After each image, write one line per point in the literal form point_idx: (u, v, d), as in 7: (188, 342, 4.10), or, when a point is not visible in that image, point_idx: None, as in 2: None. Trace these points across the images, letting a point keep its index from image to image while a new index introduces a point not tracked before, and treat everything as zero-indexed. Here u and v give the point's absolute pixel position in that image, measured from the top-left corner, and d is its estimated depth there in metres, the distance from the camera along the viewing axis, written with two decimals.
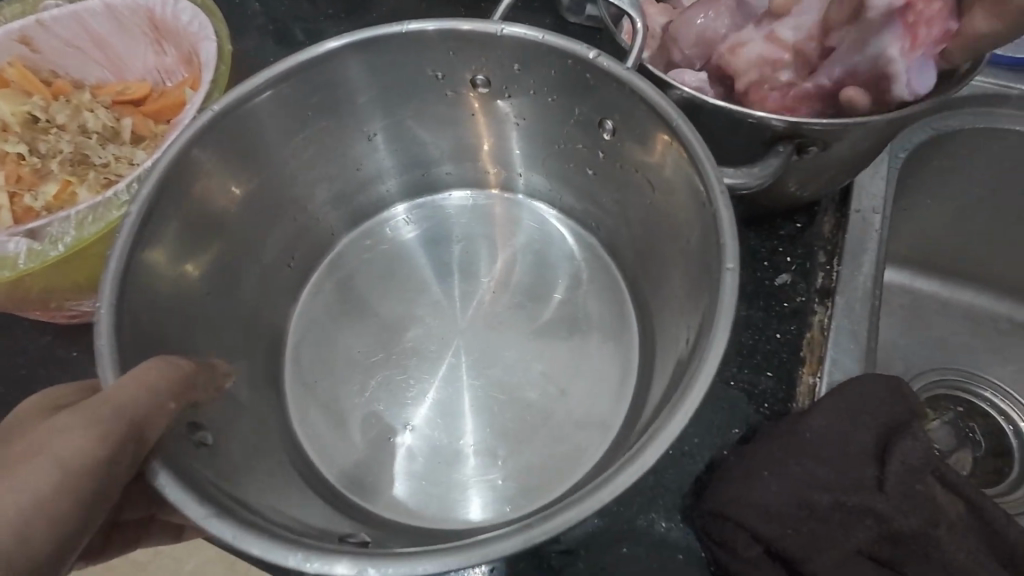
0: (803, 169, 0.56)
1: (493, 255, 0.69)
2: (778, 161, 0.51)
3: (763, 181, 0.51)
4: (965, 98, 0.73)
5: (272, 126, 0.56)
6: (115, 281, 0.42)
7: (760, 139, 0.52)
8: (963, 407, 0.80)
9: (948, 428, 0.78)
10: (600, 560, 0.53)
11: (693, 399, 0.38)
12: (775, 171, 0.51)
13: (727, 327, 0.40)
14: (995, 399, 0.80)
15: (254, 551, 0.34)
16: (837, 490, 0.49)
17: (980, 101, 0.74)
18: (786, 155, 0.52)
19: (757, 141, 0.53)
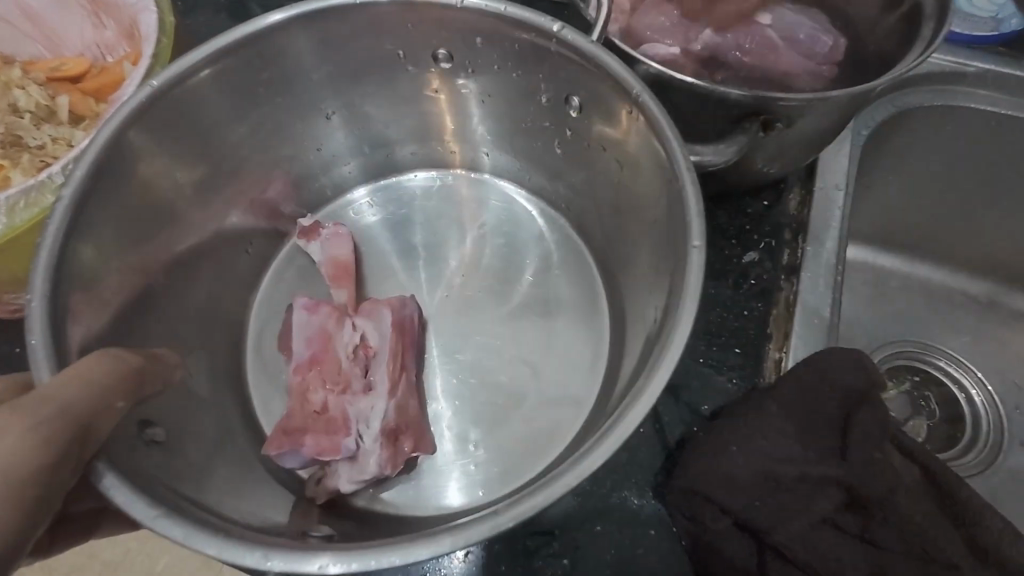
0: (768, 147, 0.56)
1: (462, 236, 0.66)
2: (745, 138, 0.52)
3: (729, 159, 0.54)
4: (924, 76, 0.74)
5: (219, 103, 0.53)
6: (47, 270, 0.40)
7: (727, 115, 0.52)
8: (918, 376, 0.83)
9: (905, 397, 0.81)
10: (574, 539, 0.54)
11: (661, 378, 0.38)
12: (742, 148, 0.53)
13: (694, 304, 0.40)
14: (948, 367, 0.84)
15: (210, 551, 0.33)
16: (801, 462, 0.50)
17: (939, 79, 0.75)
18: (751, 132, 0.52)
19: (723, 118, 0.52)
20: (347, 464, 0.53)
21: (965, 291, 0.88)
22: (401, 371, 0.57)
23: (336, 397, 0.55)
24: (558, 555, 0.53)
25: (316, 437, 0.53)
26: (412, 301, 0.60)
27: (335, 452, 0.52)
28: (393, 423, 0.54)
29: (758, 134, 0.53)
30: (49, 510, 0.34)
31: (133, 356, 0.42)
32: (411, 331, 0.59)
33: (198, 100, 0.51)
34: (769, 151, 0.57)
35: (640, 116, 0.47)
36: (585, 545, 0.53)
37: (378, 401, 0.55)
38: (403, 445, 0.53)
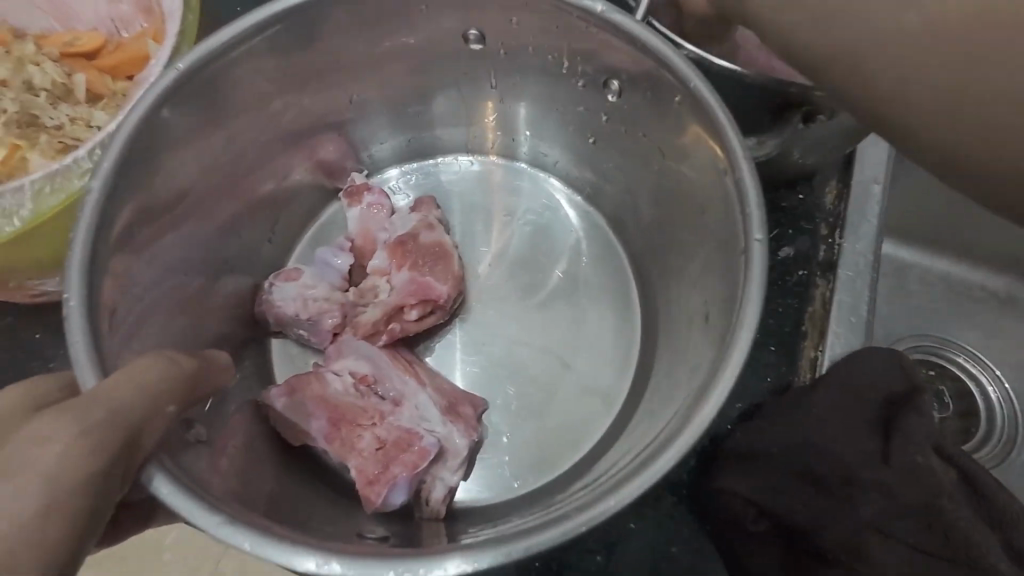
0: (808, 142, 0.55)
1: (489, 226, 0.64)
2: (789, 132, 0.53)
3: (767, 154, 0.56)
4: None
5: (249, 84, 0.51)
6: (82, 265, 0.38)
7: (774, 111, 0.51)
8: (934, 371, 0.83)
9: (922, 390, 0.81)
10: (607, 535, 0.53)
11: (730, 372, 0.37)
12: (781, 145, 0.55)
13: (759, 300, 0.38)
14: (966, 363, 0.83)
15: (276, 559, 0.32)
16: (843, 465, 0.50)
17: None
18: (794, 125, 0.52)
19: (768, 108, 0.51)
20: (435, 465, 0.50)
21: (986, 285, 0.87)
22: (410, 365, 0.55)
23: (378, 427, 0.51)
24: (592, 552, 0.53)
25: (404, 462, 0.49)
26: (432, 282, 0.57)
27: (422, 459, 0.49)
28: (444, 401, 0.53)
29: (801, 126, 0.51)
30: (97, 521, 0.33)
31: (187, 357, 0.40)
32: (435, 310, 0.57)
33: (229, 82, 0.49)
34: (814, 149, 0.55)
35: (691, 105, 0.45)
36: (620, 542, 0.53)
37: (417, 394, 0.53)
38: (466, 412, 0.53)
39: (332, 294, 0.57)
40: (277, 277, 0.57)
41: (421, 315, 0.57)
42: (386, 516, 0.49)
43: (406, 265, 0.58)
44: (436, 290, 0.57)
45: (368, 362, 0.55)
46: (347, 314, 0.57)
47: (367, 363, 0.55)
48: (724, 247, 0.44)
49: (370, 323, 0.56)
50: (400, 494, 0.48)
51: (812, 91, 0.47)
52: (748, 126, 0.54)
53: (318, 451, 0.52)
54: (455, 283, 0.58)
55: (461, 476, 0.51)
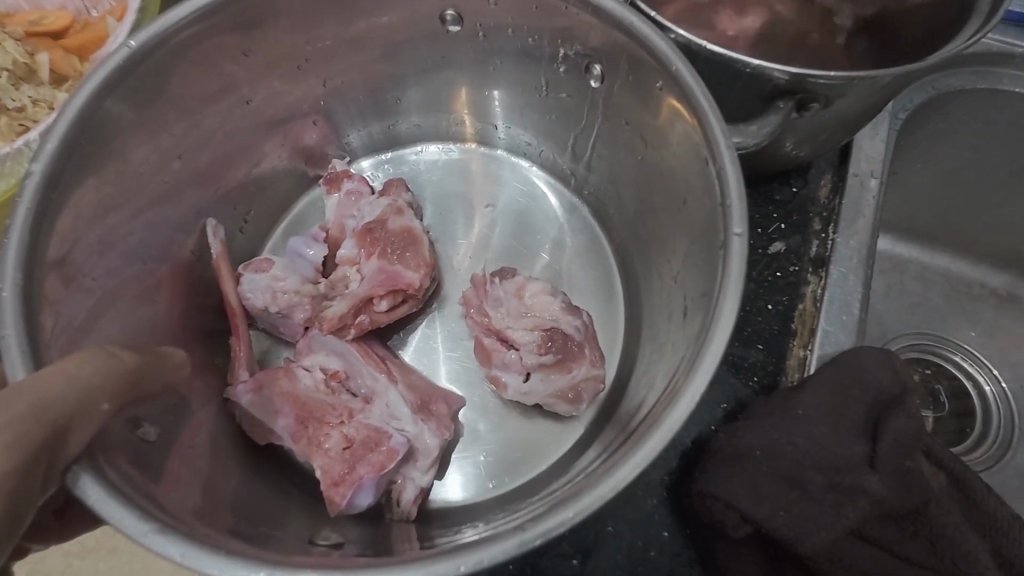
0: (801, 129, 0.52)
1: (469, 217, 0.62)
2: (777, 119, 0.48)
3: (757, 140, 0.50)
4: (969, 56, 0.71)
5: (210, 64, 0.48)
6: (19, 256, 0.36)
7: (759, 93, 0.48)
8: (929, 369, 0.81)
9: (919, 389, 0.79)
10: (584, 538, 0.51)
11: (705, 375, 0.35)
12: (774, 131, 0.49)
13: (734, 299, 0.36)
14: (963, 362, 0.81)
15: (211, 572, 0.30)
16: (829, 471, 0.48)
17: (983, 58, 0.71)
18: (784, 113, 0.48)
19: (756, 95, 0.48)
20: (405, 465, 0.49)
21: (983, 283, 0.85)
22: (383, 360, 0.53)
23: (347, 425, 0.50)
24: (567, 555, 0.51)
25: (370, 463, 0.47)
26: (405, 270, 0.55)
27: (391, 459, 0.48)
28: (416, 399, 0.51)
29: (790, 116, 0.48)
30: (15, 523, 0.31)
31: (133, 352, 0.38)
32: (405, 302, 0.55)
33: (189, 63, 0.47)
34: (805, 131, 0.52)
35: (673, 91, 0.43)
36: (596, 546, 0.51)
37: (388, 392, 0.51)
38: (438, 410, 0.51)
39: (303, 286, 0.54)
40: (246, 268, 0.55)
41: (392, 305, 0.55)
42: (354, 518, 0.48)
43: (374, 253, 0.56)
44: (406, 278, 0.54)
45: (338, 357, 0.53)
46: (317, 306, 0.55)
47: (337, 359, 0.53)
48: (704, 243, 0.42)
49: (338, 316, 0.54)
50: (367, 496, 0.46)
51: (809, 79, 0.45)
52: (733, 112, 0.50)
53: (284, 448, 0.50)
54: (428, 270, 0.55)
55: (432, 476, 0.49)
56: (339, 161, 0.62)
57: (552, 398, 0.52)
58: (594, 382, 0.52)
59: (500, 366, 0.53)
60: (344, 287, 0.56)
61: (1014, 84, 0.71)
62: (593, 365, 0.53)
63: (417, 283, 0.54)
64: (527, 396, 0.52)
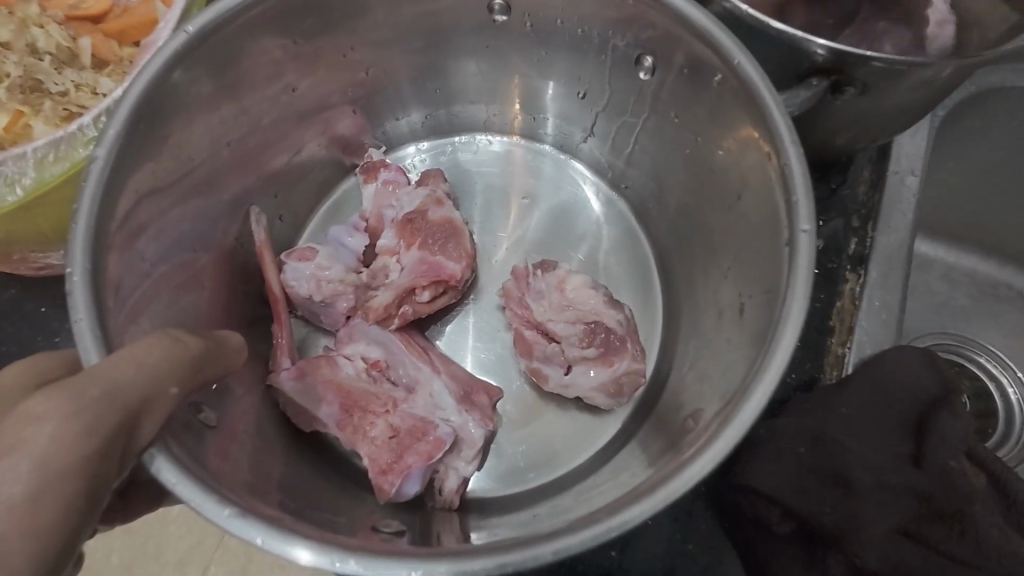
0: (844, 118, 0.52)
1: (508, 209, 0.61)
2: (810, 94, 0.48)
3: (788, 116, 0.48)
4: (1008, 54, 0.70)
5: (261, 51, 0.48)
6: (86, 241, 0.36)
7: (794, 69, 0.48)
8: (953, 370, 0.80)
9: None
10: (623, 531, 0.52)
11: (775, 372, 0.35)
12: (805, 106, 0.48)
13: (804, 296, 0.36)
14: (986, 364, 0.81)
15: (288, 555, 0.31)
16: (876, 469, 0.48)
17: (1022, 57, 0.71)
18: (816, 89, 0.48)
19: (792, 68, 0.48)
20: (450, 455, 0.49)
21: (1009, 284, 0.84)
22: (425, 351, 0.53)
23: (392, 415, 0.50)
24: (606, 548, 0.51)
25: (417, 453, 0.47)
26: (448, 260, 0.55)
27: (437, 449, 0.48)
28: (460, 389, 0.51)
29: (823, 95, 0.49)
30: (95, 506, 0.31)
31: (195, 337, 0.38)
32: (447, 291, 0.55)
33: (242, 49, 0.47)
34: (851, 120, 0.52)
35: (733, 84, 0.42)
36: (633, 539, 0.51)
37: (431, 381, 0.51)
38: (481, 402, 0.51)
39: (346, 276, 0.54)
40: (289, 256, 0.55)
41: (433, 296, 0.55)
42: (399, 506, 0.48)
43: (416, 243, 0.56)
44: (448, 269, 0.54)
45: (381, 346, 0.53)
46: (360, 297, 0.55)
47: (378, 348, 0.53)
48: (764, 239, 0.42)
49: (382, 306, 0.54)
50: (414, 485, 0.47)
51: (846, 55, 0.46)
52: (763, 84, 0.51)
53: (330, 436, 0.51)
54: (469, 261, 0.56)
55: (475, 466, 0.49)
56: (377, 150, 0.62)
57: (593, 391, 0.52)
58: (636, 375, 0.52)
59: (542, 358, 0.53)
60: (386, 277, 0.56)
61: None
62: (635, 359, 0.53)
63: (459, 274, 0.54)
64: (568, 389, 0.52)
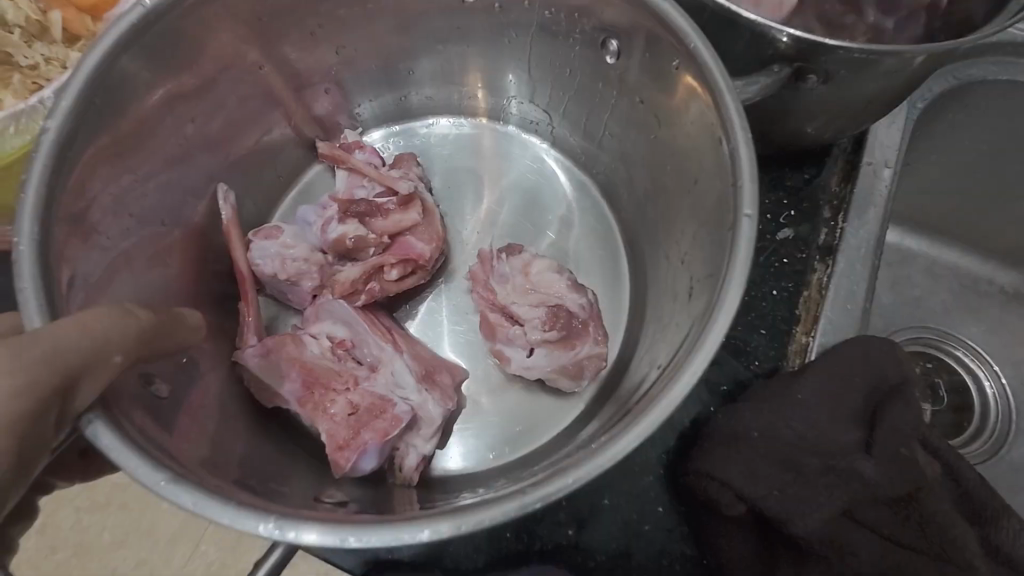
0: (812, 104, 0.52)
1: (479, 193, 0.61)
2: (767, 80, 0.48)
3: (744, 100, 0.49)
4: (991, 47, 0.70)
5: (223, 27, 0.48)
6: (36, 212, 0.36)
7: (758, 55, 0.49)
8: (931, 363, 0.81)
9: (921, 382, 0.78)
10: (581, 510, 0.53)
11: (712, 351, 0.36)
12: (761, 92, 0.48)
13: (739, 280, 0.37)
14: (965, 357, 0.82)
15: (221, 521, 0.31)
16: (825, 454, 0.49)
17: (1004, 49, 0.70)
18: (778, 77, 0.48)
19: (754, 56, 0.49)
20: (408, 432, 0.50)
21: (990, 279, 0.85)
22: (388, 331, 0.54)
23: (353, 392, 0.51)
24: (563, 525, 0.52)
25: (375, 429, 0.48)
26: (416, 239, 0.55)
27: (395, 426, 0.49)
28: (421, 368, 0.52)
29: (785, 82, 0.49)
30: (29, 464, 0.33)
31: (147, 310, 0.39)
32: (415, 271, 0.55)
33: (204, 25, 0.47)
34: (817, 106, 0.52)
35: (690, 71, 0.43)
36: (593, 516, 0.52)
37: (393, 360, 0.52)
38: (441, 382, 0.52)
39: (312, 255, 0.55)
40: (256, 234, 0.55)
41: (401, 275, 0.55)
42: (359, 481, 0.49)
43: (384, 223, 0.56)
44: (418, 249, 0.55)
45: (344, 326, 0.53)
46: (321, 271, 0.55)
47: (343, 327, 0.54)
48: (713, 225, 0.43)
49: (350, 282, 0.55)
50: (370, 461, 0.47)
51: (806, 43, 0.45)
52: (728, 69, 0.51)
53: (291, 411, 0.51)
54: (438, 244, 0.56)
55: (434, 445, 0.50)
56: (351, 131, 0.62)
57: (555, 373, 0.53)
58: (597, 360, 0.53)
59: (504, 341, 0.54)
60: (354, 254, 0.56)
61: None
62: (596, 343, 0.53)
63: (427, 255, 0.55)
64: (529, 371, 0.53)
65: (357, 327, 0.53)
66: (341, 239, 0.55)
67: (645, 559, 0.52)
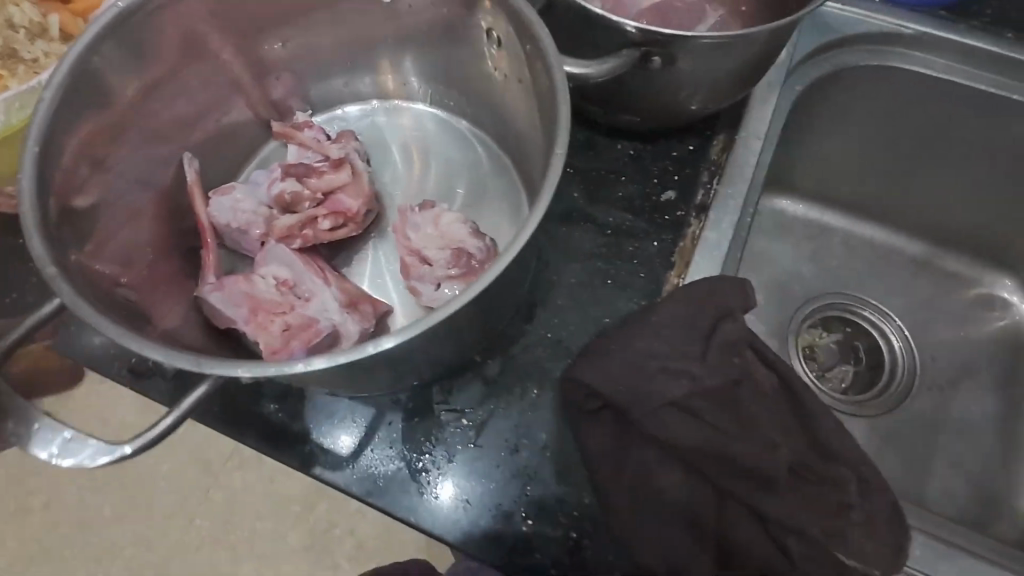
0: (657, 80, 0.65)
1: (414, 160, 0.75)
2: (619, 61, 0.60)
3: (600, 76, 0.60)
4: (827, 46, 0.88)
5: (187, 27, 0.64)
6: (35, 150, 0.52)
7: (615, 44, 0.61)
8: (850, 325, 1.14)
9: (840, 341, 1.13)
10: (480, 416, 0.66)
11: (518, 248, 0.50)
12: (614, 69, 0.60)
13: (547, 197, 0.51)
14: (871, 315, 1.14)
15: (158, 357, 0.45)
16: (668, 360, 0.59)
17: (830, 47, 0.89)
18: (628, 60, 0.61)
19: (610, 43, 0.61)
20: (331, 346, 0.61)
21: None
22: (322, 270, 0.66)
23: (290, 314, 0.62)
24: (464, 428, 0.65)
25: (303, 338, 0.60)
26: (345, 196, 0.67)
27: (319, 337, 0.61)
28: (346, 298, 0.63)
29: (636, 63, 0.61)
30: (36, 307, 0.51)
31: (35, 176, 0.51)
32: (347, 222, 0.67)
33: (169, 23, 0.62)
34: (664, 82, 0.66)
35: (535, 47, 0.57)
36: (489, 420, 0.65)
37: (323, 292, 0.63)
38: (363, 309, 0.64)
39: (259, 208, 0.67)
40: (214, 193, 0.67)
41: (334, 226, 0.67)
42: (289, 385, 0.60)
43: (318, 182, 0.68)
44: (346, 204, 0.66)
45: (287, 266, 0.65)
46: (265, 220, 0.67)
47: (286, 269, 0.65)
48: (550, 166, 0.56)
49: (289, 228, 0.67)
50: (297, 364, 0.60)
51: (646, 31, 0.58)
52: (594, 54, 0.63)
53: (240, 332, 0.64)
54: (366, 200, 0.68)
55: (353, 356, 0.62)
56: (302, 113, 0.77)
57: None
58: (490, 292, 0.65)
59: (417, 278, 0.66)
60: (293, 208, 0.68)
61: (870, 59, 0.90)
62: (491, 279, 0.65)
63: (355, 209, 0.66)
64: (435, 301, 0.65)
65: (297, 266, 0.65)
66: (281, 194, 0.68)
67: (531, 457, 0.64)
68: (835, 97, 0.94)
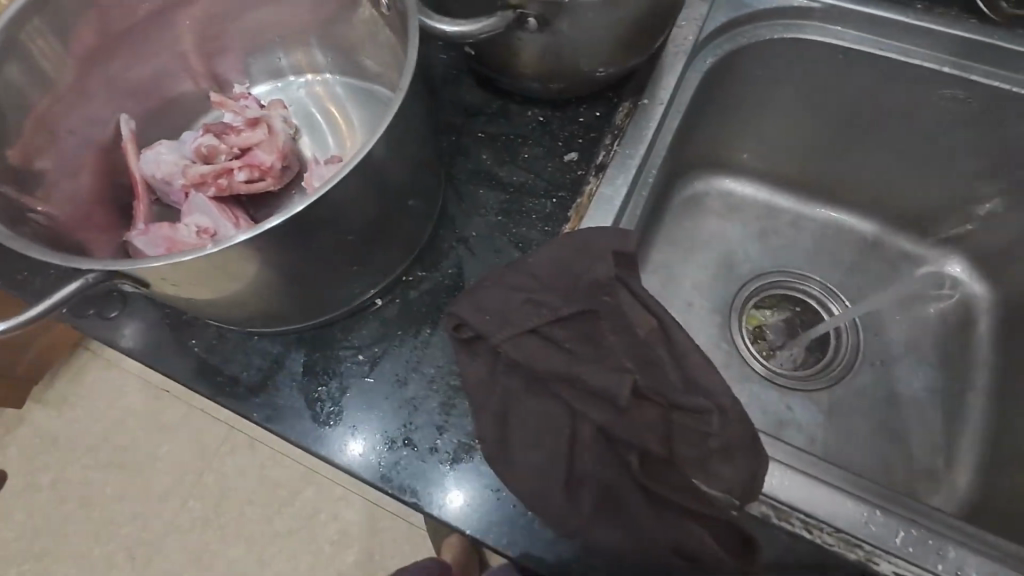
0: (541, 43, 0.71)
1: (337, 125, 0.82)
2: (494, 19, 0.65)
3: (477, 33, 0.65)
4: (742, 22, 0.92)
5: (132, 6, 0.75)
6: None
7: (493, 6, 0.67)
8: (796, 304, 1.12)
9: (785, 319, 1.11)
10: (377, 352, 0.71)
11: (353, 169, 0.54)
12: (490, 26, 0.65)
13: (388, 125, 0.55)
14: (814, 290, 1.12)
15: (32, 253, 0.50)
16: (536, 295, 0.63)
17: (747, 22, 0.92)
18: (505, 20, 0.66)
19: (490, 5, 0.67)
20: None
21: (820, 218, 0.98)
22: (235, 217, 0.73)
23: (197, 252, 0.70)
24: (360, 363, 0.70)
25: None
26: (260, 152, 0.74)
27: None
28: None
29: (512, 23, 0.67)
30: None
31: None
32: (261, 176, 0.73)
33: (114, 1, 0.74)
34: (549, 45, 0.71)
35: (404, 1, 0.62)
36: (384, 356, 0.71)
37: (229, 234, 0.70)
38: None
39: (179, 160, 0.75)
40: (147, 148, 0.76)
41: (249, 179, 0.73)
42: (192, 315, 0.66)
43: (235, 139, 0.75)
44: (261, 159, 0.73)
45: (207, 216, 0.71)
46: (185, 170, 0.74)
47: (207, 218, 0.71)
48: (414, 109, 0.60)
49: (199, 175, 0.73)
50: None
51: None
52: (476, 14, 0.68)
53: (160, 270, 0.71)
54: (280, 156, 0.74)
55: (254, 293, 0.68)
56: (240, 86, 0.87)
57: None
58: None
59: None
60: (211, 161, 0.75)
61: (784, 33, 0.93)
62: None
63: (268, 162, 0.73)
64: None
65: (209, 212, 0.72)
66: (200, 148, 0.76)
67: (418, 389, 0.69)
68: (754, 70, 0.97)
